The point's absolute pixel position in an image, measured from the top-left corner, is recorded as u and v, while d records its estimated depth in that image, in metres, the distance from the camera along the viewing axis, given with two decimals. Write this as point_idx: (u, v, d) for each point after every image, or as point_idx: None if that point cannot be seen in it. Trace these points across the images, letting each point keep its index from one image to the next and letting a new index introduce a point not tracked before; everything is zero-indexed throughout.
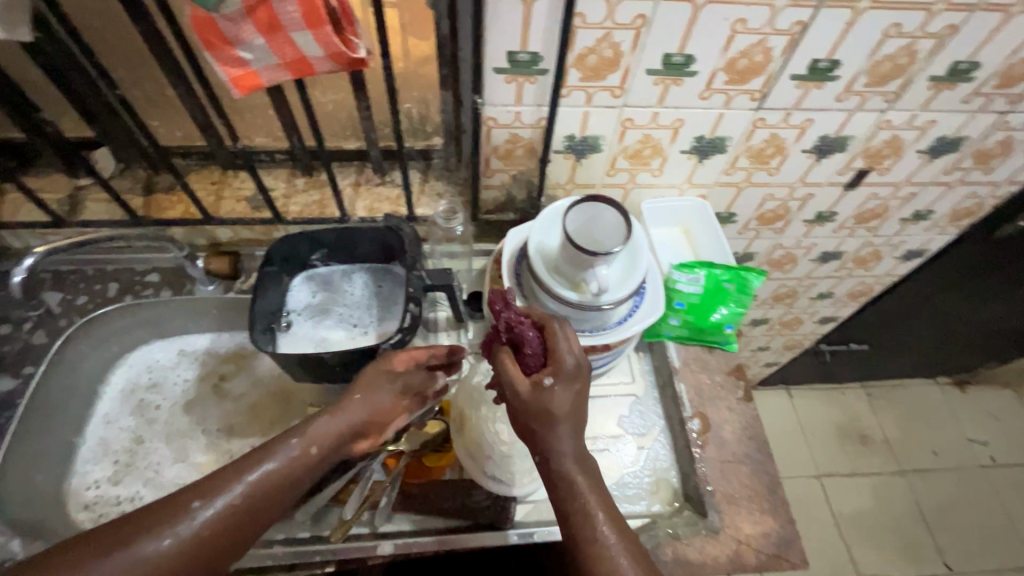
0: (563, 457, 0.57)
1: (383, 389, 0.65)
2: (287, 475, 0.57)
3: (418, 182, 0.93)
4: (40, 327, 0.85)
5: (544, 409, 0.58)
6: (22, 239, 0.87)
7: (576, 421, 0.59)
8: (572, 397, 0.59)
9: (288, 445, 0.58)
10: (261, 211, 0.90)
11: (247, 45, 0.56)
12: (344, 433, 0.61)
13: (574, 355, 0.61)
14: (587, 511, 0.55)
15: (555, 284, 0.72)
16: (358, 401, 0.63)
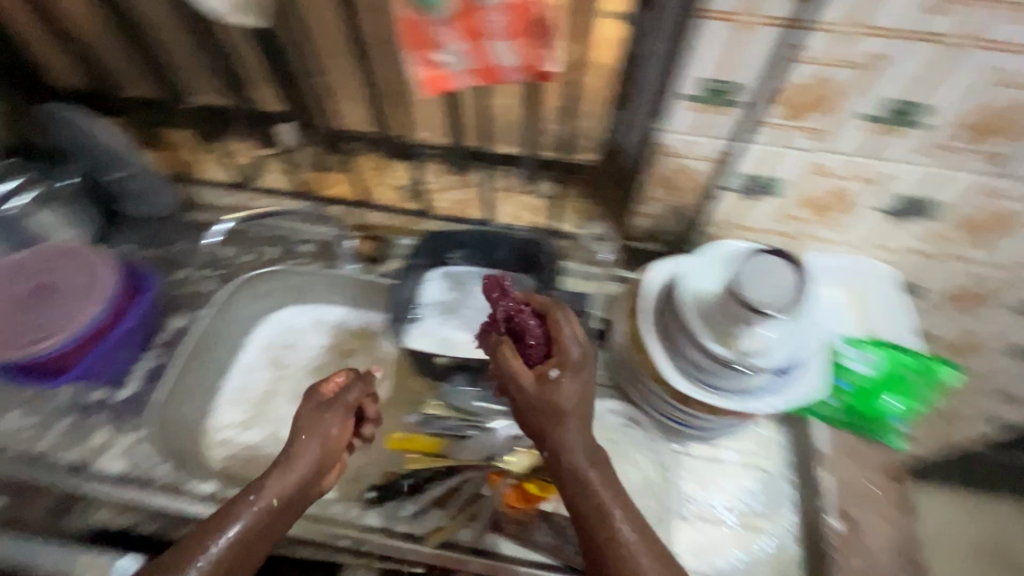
0: (574, 453, 0.57)
1: (325, 425, 0.65)
2: (251, 532, 0.57)
3: (564, 196, 0.90)
4: (210, 277, 0.94)
5: (550, 400, 0.59)
6: (211, 195, 0.98)
7: (582, 416, 0.59)
8: (581, 393, 0.60)
9: (251, 496, 0.58)
10: (411, 202, 0.93)
11: (447, 49, 0.56)
12: (303, 478, 0.62)
13: (579, 345, 0.63)
14: (600, 506, 0.55)
15: (701, 331, 0.66)
16: (307, 440, 0.64)
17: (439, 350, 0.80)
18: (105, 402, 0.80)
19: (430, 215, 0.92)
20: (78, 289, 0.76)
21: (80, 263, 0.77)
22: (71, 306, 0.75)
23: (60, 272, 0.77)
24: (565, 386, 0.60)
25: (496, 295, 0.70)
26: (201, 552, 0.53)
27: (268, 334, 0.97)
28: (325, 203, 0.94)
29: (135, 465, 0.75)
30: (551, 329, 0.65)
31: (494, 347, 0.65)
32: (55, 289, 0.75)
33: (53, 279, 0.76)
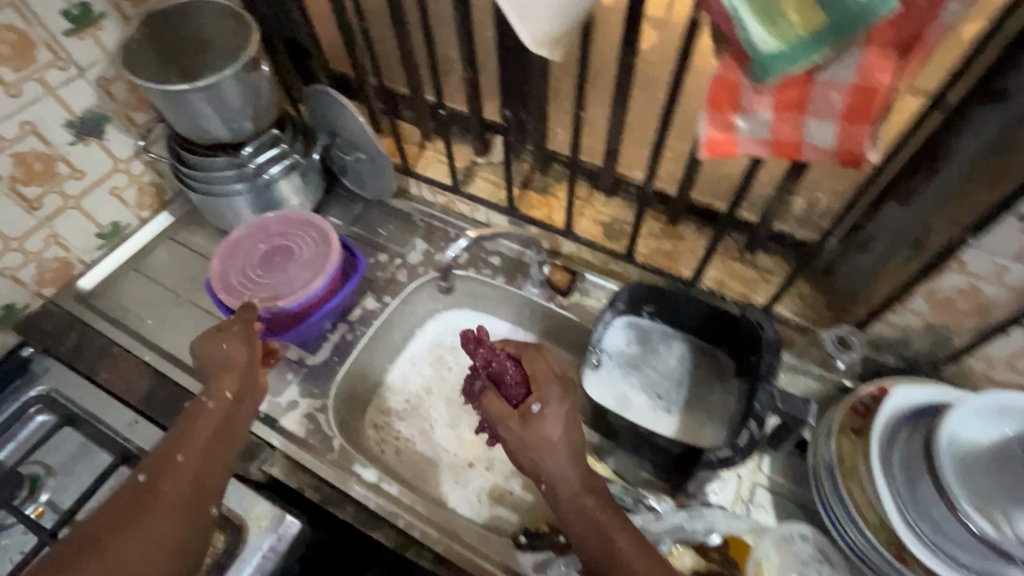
0: (566, 479, 0.64)
1: (235, 340, 0.73)
2: (206, 453, 0.65)
3: (782, 273, 0.82)
4: (403, 268, 0.97)
5: (537, 435, 0.64)
6: (419, 189, 1.03)
7: (569, 445, 0.65)
8: (557, 418, 0.66)
9: (202, 409, 0.68)
10: (614, 241, 0.89)
11: (751, 116, 0.51)
12: (237, 392, 0.70)
13: (556, 379, 0.69)
14: (603, 530, 0.62)
15: (961, 487, 0.55)
16: (233, 353, 0.72)
17: (617, 407, 0.77)
18: (300, 361, 0.87)
19: (631, 260, 0.87)
20: (308, 257, 0.83)
21: (314, 234, 0.85)
22: (300, 272, 0.82)
23: (297, 238, 0.85)
24: (552, 420, 0.65)
25: (477, 343, 0.73)
26: (174, 456, 0.64)
27: (437, 330, 0.99)
28: (527, 223, 0.94)
29: (315, 431, 0.80)
30: (530, 368, 0.70)
31: (481, 394, 0.70)
32: (290, 254, 0.84)
33: (291, 244, 0.85)
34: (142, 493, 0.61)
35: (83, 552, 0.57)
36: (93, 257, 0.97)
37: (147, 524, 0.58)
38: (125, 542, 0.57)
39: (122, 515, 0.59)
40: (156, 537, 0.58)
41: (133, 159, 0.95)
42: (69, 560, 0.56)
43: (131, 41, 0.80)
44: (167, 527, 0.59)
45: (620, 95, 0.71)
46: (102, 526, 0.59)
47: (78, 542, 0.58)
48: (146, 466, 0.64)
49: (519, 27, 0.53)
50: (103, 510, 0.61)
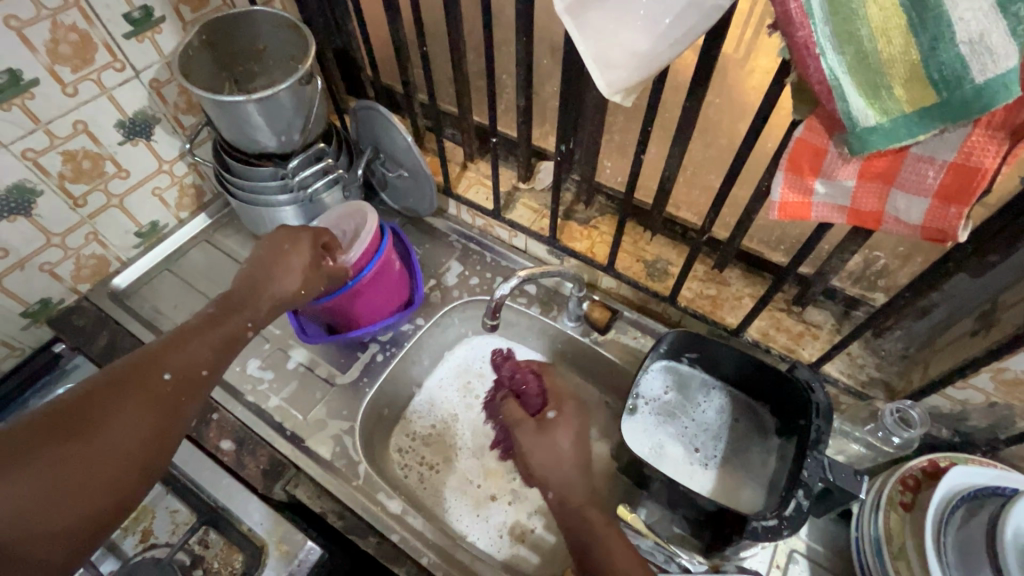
0: (573, 488, 0.71)
1: (291, 266, 0.70)
2: (215, 359, 0.63)
3: (829, 330, 0.80)
4: (437, 290, 0.96)
5: (550, 438, 0.75)
6: (457, 209, 1.01)
7: (578, 454, 0.74)
8: (566, 425, 0.77)
9: (234, 318, 0.66)
10: (654, 281, 0.87)
11: (832, 182, 0.49)
12: (277, 303, 0.70)
13: (570, 399, 0.82)
14: (599, 534, 0.66)
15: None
16: (286, 277, 0.70)
17: (652, 458, 0.75)
18: (329, 380, 0.85)
19: (674, 303, 0.84)
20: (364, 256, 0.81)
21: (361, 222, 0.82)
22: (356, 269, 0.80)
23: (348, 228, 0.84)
24: (563, 427, 0.77)
25: (505, 360, 0.93)
26: (186, 359, 0.61)
27: (465, 355, 0.97)
28: (567, 254, 0.92)
29: (342, 454, 0.79)
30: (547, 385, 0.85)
31: (505, 402, 0.85)
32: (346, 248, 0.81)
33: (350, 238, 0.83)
34: (131, 386, 0.56)
35: (49, 432, 0.51)
36: (129, 255, 0.97)
37: (139, 414, 0.55)
38: (94, 433, 0.52)
39: (115, 393, 0.55)
40: (134, 430, 0.54)
41: (178, 161, 0.95)
42: (38, 431, 0.50)
43: (189, 48, 0.79)
44: (139, 434, 0.55)
45: (682, 140, 0.69)
46: (80, 403, 0.53)
47: (57, 408, 0.53)
48: (153, 349, 0.60)
49: (596, 74, 0.51)
50: (90, 380, 0.56)
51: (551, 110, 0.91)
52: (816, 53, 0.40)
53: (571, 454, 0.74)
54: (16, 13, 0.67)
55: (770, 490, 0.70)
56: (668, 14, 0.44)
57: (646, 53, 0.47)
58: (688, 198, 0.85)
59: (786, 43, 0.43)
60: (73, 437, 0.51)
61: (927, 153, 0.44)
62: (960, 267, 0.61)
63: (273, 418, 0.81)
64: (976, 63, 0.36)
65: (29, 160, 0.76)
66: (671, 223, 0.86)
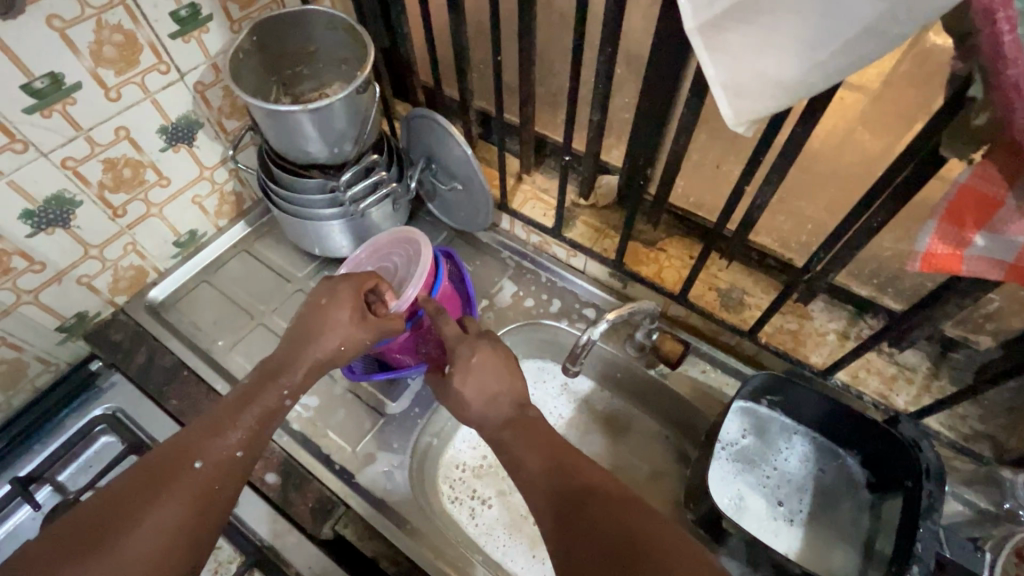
0: (493, 418, 0.62)
1: (334, 320, 0.63)
2: (252, 435, 0.57)
3: (923, 374, 0.74)
4: (490, 311, 0.91)
5: (454, 393, 0.64)
6: (511, 225, 0.95)
7: (490, 390, 0.63)
8: (466, 369, 0.63)
9: (270, 388, 0.60)
10: (729, 312, 0.80)
11: (999, 236, 0.42)
12: (316, 364, 0.63)
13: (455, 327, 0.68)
14: (528, 470, 0.57)
15: None
16: (325, 336, 0.63)
17: (732, 510, 0.70)
18: (378, 409, 0.80)
19: (753, 338, 0.78)
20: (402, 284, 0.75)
21: (407, 249, 0.75)
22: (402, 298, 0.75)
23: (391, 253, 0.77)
24: (465, 375, 0.63)
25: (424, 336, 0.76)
26: (219, 444, 0.55)
27: None
28: (632, 278, 0.85)
29: (392, 492, 0.74)
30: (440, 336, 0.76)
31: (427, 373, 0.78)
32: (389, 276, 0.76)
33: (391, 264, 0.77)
34: (159, 481, 0.52)
35: (73, 546, 0.47)
36: (167, 266, 0.92)
37: (166, 513, 0.50)
38: (118, 546, 0.48)
39: (141, 493, 0.51)
40: (160, 533, 0.49)
41: (219, 167, 0.89)
42: (65, 546, 0.47)
43: (240, 51, 0.73)
44: (169, 535, 0.49)
45: (784, 166, 0.63)
46: (108, 507, 0.50)
47: (86, 516, 0.50)
48: (186, 434, 0.56)
49: (721, 100, 0.44)
50: (121, 478, 0.52)
51: (620, 122, 0.84)
52: None
53: (481, 403, 0.62)
54: (60, 12, 0.61)
55: (866, 555, 0.65)
56: (831, 41, 0.38)
57: (791, 82, 0.41)
58: (770, 224, 0.78)
59: (979, 79, 0.36)
60: (96, 552, 0.47)
61: None
62: None
63: (321, 449, 0.77)
64: None
65: (69, 169, 0.71)
66: (749, 249, 0.80)
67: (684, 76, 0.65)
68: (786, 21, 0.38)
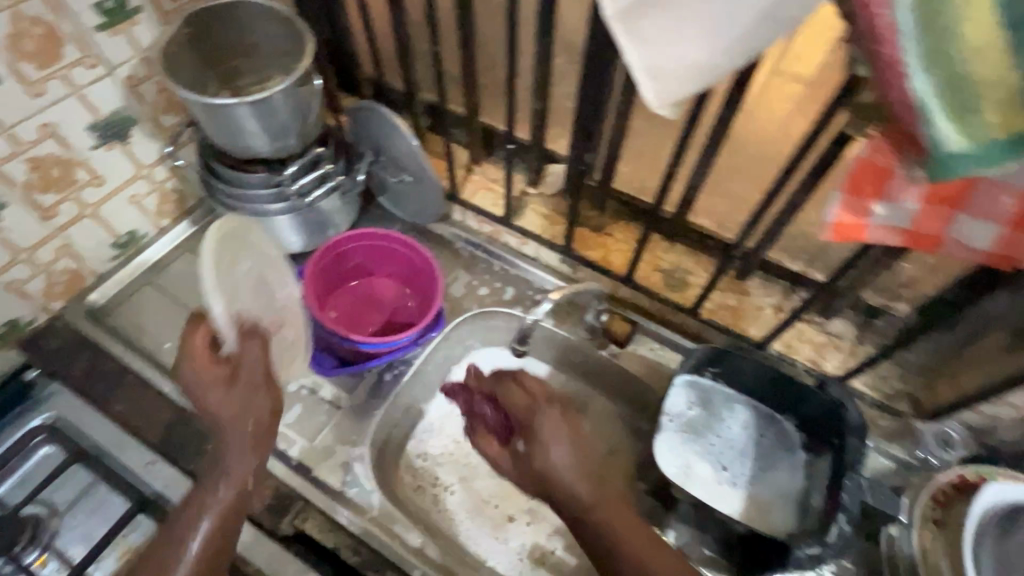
0: (576, 496, 0.57)
1: (223, 403, 0.57)
2: (211, 534, 0.58)
3: (850, 340, 0.79)
4: (446, 301, 0.92)
5: (544, 465, 0.58)
6: (464, 216, 0.97)
7: (582, 459, 0.58)
8: (535, 441, 0.59)
9: (211, 484, 0.58)
10: (673, 291, 0.85)
11: (893, 204, 0.46)
12: (252, 451, 0.59)
13: (530, 393, 0.63)
14: (613, 533, 0.56)
15: None
16: (229, 424, 0.58)
17: (680, 478, 0.73)
18: (336, 403, 0.80)
19: (694, 315, 0.83)
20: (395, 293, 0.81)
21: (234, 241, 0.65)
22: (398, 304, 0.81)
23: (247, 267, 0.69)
24: (541, 447, 0.58)
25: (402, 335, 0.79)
26: (176, 555, 0.56)
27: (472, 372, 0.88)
28: (581, 263, 0.89)
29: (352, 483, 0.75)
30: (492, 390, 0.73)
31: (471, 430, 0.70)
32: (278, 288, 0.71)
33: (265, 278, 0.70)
34: None
35: None
36: (105, 268, 0.89)
37: None
38: None
39: None
40: None
41: (157, 164, 0.87)
42: None
43: (172, 43, 0.72)
44: None
45: (714, 149, 0.66)
46: None
47: None
48: (150, 546, 0.58)
49: (645, 85, 0.47)
50: None
51: (564, 111, 0.86)
52: (905, 72, 0.37)
53: (573, 470, 0.57)
54: None
55: (802, 510, 0.70)
56: (737, 25, 0.41)
57: (703, 64, 0.44)
58: (708, 206, 0.82)
59: (864, 59, 0.39)
60: None
61: (1001, 181, 0.41)
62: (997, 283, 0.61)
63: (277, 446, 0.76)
64: None
65: None
66: (689, 231, 0.83)
67: (619, 65, 0.67)
68: (695, 6, 0.41)
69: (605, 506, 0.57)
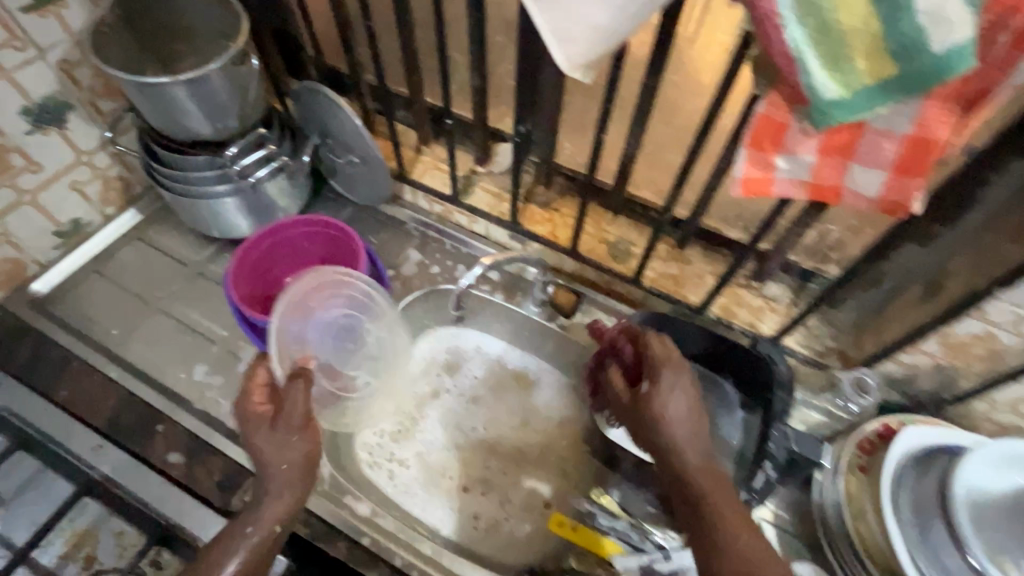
0: (686, 456, 0.59)
1: (272, 444, 0.60)
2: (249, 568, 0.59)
3: (786, 302, 0.82)
4: (398, 280, 0.93)
5: (659, 413, 0.60)
6: (414, 196, 0.97)
7: (696, 411, 0.60)
8: (663, 390, 0.60)
9: (240, 525, 0.60)
10: (618, 262, 0.87)
11: (793, 157, 0.48)
12: (291, 492, 0.61)
13: (663, 347, 0.63)
14: (720, 513, 0.56)
15: (972, 542, 0.56)
16: (269, 467, 0.60)
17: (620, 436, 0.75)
18: None
19: (638, 284, 0.85)
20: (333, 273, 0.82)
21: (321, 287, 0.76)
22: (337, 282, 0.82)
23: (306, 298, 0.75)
24: (661, 397, 0.60)
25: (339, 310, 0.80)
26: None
27: (430, 348, 0.92)
28: (529, 238, 0.90)
29: None
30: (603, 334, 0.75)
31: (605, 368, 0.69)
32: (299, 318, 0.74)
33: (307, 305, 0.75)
34: None
35: None
36: (49, 258, 0.88)
37: None
38: None
39: None
40: None
41: (98, 151, 0.86)
42: None
43: (103, 23, 0.71)
44: None
45: (642, 118, 0.68)
46: None
47: None
48: None
49: (553, 48, 0.48)
50: None
51: (506, 88, 0.87)
52: (780, 24, 0.39)
53: (688, 427, 0.59)
54: None
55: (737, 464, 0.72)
56: None
57: (604, 25, 0.46)
58: (648, 177, 0.84)
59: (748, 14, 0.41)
60: None
61: (884, 127, 0.44)
62: (907, 237, 0.64)
63: (226, 426, 0.77)
64: (935, 32, 0.36)
65: None
66: (632, 203, 0.84)
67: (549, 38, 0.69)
68: None
69: (710, 475, 0.58)
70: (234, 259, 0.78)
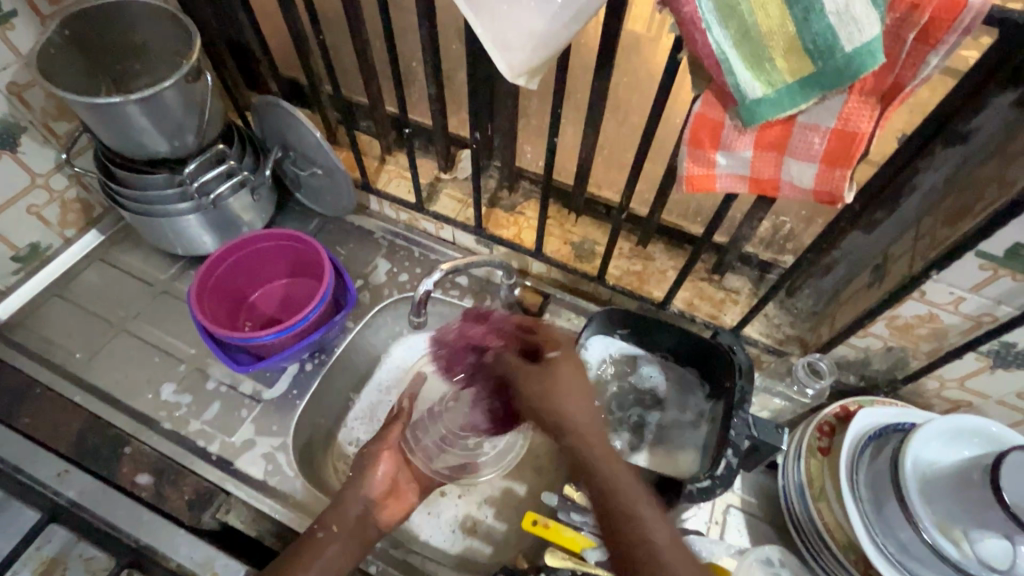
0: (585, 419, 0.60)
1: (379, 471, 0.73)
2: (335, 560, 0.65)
3: (747, 293, 0.84)
4: (367, 289, 0.93)
5: (558, 376, 0.63)
6: (380, 205, 0.98)
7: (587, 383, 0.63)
8: (559, 364, 0.64)
9: (321, 525, 0.67)
10: (583, 262, 0.88)
11: (731, 153, 0.50)
12: (368, 495, 0.71)
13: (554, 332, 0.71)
14: (615, 479, 0.55)
15: (920, 513, 0.59)
16: (367, 479, 0.72)
17: None
18: (256, 396, 0.81)
19: (602, 282, 0.86)
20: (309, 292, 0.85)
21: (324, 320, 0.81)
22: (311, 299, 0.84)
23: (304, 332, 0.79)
24: (563, 366, 0.64)
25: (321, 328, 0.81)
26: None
27: (403, 355, 0.92)
28: (495, 242, 0.91)
29: (274, 472, 0.75)
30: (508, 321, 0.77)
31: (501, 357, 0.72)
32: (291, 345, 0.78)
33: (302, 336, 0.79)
34: None
35: None
36: (8, 284, 0.86)
37: None
38: None
39: None
40: None
41: (55, 173, 0.85)
42: None
43: (49, 45, 0.71)
44: None
45: (594, 121, 0.70)
46: None
47: None
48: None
49: (494, 56, 0.49)
50: None
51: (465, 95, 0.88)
52: (703, 28, 0.40)
53: (583, 394, 0.62)
54: None
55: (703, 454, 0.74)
56: None
57: (540, 34, 0.47)
58: (608, 177, 0.86)
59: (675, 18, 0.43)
60: None
61: (811, 121, 0.46)
62: (852, 225, 0.66)
63: (196, 444, 0.77)
64: (845, 32, 0.38)
65: None
66: (594, 203, 0.87)
67: None
68: None
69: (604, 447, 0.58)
70: (196, 278, 0.78)
